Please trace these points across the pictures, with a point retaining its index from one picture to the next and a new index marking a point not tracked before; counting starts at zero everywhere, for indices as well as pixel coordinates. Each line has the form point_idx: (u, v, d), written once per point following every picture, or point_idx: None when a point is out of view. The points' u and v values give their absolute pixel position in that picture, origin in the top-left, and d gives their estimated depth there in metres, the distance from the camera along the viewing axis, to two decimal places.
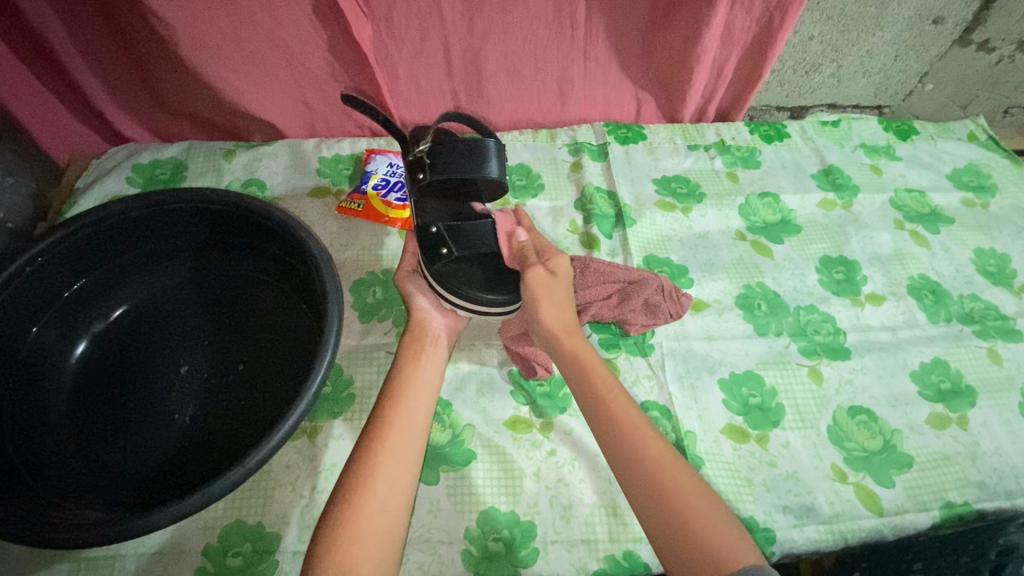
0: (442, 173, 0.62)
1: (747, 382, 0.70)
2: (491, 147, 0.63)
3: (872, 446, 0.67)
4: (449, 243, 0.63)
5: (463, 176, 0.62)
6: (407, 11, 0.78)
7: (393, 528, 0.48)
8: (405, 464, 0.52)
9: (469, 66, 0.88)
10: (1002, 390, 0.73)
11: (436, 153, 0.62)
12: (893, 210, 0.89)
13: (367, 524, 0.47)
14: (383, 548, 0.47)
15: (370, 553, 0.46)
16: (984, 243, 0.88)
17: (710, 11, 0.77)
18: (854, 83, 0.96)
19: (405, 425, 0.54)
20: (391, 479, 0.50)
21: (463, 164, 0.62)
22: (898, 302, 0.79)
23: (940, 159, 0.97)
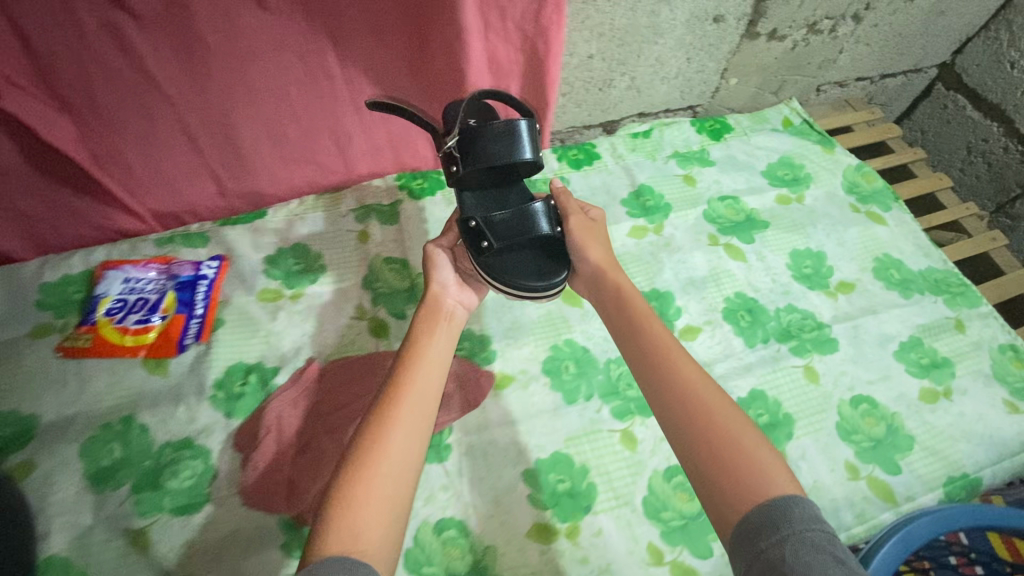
0: (477, 165, 0.63)
1: (557, 467, 0.64)
2: (524, 130, 0.63)
3: (689, 511, 0.62)
4: (489, 236, 0.62)
5: (506, 160, 0.63)
6: (112, 93, 0.64)
7: (404, 497, 0.42)
8: (416, 433, 0.45)
9: (218, 136, 0.74)
10: (819, 411, 0.70)
11: (472, 143, 0.63)
12: (706, 224, 0.85)
13: (377, 486, 0.41)
14: (391, 519, 0.41)
15: (377, 523, 0.40)
16: (799, 243, 0.85)
17: (466, 41, 0.68)
18: (656, 90, 0.90)
19: (418, 388, 0.48)
20: (404, 441, 0.44)
21: (503, 148, 0.63)
22: (714, 331, 0.75)
23: (754, 155, 0.94)
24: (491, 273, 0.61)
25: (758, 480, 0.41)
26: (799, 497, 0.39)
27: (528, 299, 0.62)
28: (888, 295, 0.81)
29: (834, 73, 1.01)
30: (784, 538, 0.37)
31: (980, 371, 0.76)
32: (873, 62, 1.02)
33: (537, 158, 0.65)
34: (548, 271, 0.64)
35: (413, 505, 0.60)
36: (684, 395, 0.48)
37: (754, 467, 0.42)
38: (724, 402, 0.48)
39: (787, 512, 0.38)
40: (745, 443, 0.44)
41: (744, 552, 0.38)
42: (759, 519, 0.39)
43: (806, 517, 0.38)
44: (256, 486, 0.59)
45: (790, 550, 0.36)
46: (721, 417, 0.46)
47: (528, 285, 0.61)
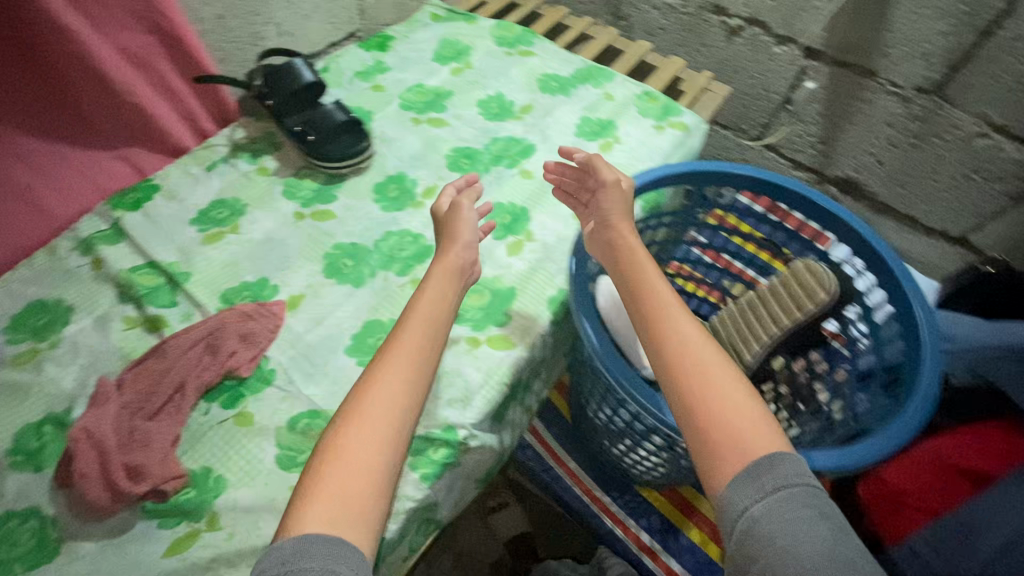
0: (282, 95, 0.86)
1: (371, 332, 0.72)
2: (301, 65, 0.87)
3: (485, 302, 0.76)
4: (311, 132, 0.86)
5: (294, 86, 0.86)
6: None
7: (388, 439, 0.54)
8: (402, 388, 0.57)
9: None
10: (542, 194, 0.88)
11: (270, 85, 0.86)
12: (405, 112, 0.98)
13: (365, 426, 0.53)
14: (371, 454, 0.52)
15: (359, 453, 0.52)
16: (481, 94, 1.02)
17: (76, 36, 0.71)
18: (307, 29, 1.00)
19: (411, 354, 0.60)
20: (389, 392, 0.56)
21: (289, 80, 0.86)
22: (447, 182, 0.88)
23: (420, 49, 1.10)
24: (323, 155, 0.86)
25: (733, 417, 0.51)
26: (790, 455, 0.49)
27: (349, 159, 0.86)
28: (556, 100, 1.02)
29: None
30: (776, 490, 0.46)
31: (633, 117, 1.00)
32: None
33: (318, 78, 0.88)
34: (358, 140, 0.88)
35: (262, 425, 0.65)
36: (676, 339, 0.57)
37: (726, 410, 0.52)
38: (709, 342, 0.57)
39: (775, 468, 0.48)
40: (717, 377, 0.54)
41: (740, 495, 0.47)
42: (756, 469, 0.48)
43: (796, 476, 0.47)
44: (106, 489, 0.58)
45: (778, 504, 0.45)
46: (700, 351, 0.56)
47: (347, 150, 0.86)
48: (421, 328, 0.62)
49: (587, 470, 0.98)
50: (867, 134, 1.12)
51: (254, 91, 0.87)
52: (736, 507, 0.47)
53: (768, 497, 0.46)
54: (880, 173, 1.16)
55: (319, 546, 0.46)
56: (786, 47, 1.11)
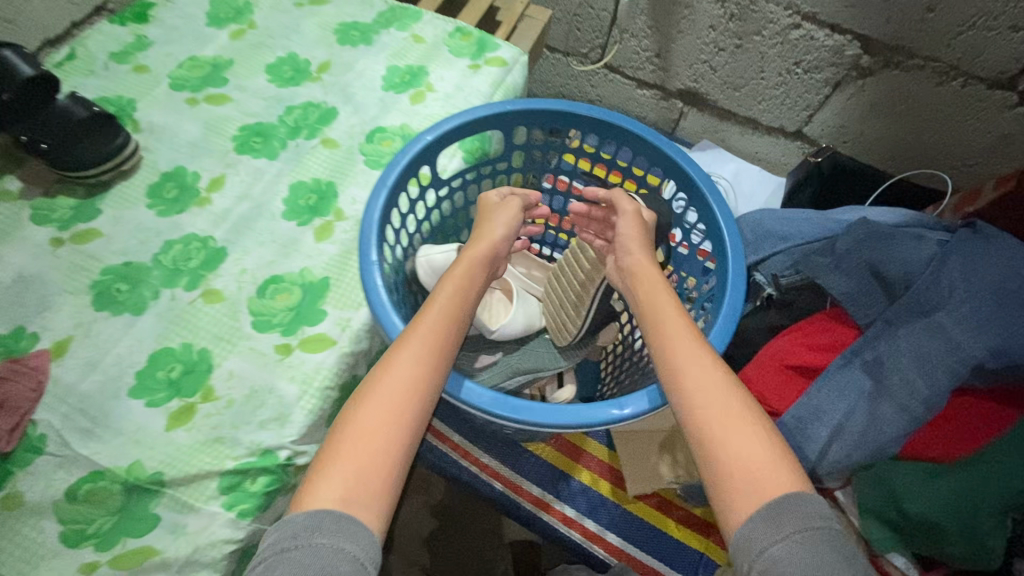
0: None
1: (160, 364, 0.63)
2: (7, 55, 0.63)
3: (294, 301, 0.68)
4: (45, 141, 0.68)
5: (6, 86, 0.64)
6: None
7: (402, 413, 0.49)
8: (423, 364, 0.52)
9: None
10: (349, 164, 0.78)
11: None
12: (178, 94, 0.83)
13: (380, 398, 0.49)
14: (384, 428, 0.48)
15: (374, 425, 0.48)
16: (269, 57, 0.88)
17: None
18: (24, 7, 0.81)
19: (435, 331, 0.55)
20: (407, 369, 0.51)
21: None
22: (237, 170, 0.77)
23: (188, 13, 0.92)
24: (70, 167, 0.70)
25: (745, 458, 0.47)
26: (807, 496, 0.45)
27: (107, 169, 0.72)
28: (358, 51, 0.90)
29: None
30: (798, 529, 0.42)
31: (445, 59, 0.90)
32: None
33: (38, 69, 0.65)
34: (114, 144, 0.72)
35: (36, 504, 0.55)
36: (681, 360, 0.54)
37: (730, 437, 0.48)
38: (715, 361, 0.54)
39: (793, 505, 0.44)
40: (732, 408, 0.50)
41: (756, 533, 0.44)
42: (773, 508, 0.44)
43: (817, 514, 0.43)
44: None
45: (797, 550, 0.41)
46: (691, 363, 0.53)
47: (104, 159, 0.72)
48: (452, 306, 0.58)
49: (471, 439, 0.96)
50: (696, 40, 1.09)
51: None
52: (753, 546, 0.43)
53: (787, 539, 0.42)
54: (716, 79, 1.14)
55: (329, 525, 0.42)
56: None
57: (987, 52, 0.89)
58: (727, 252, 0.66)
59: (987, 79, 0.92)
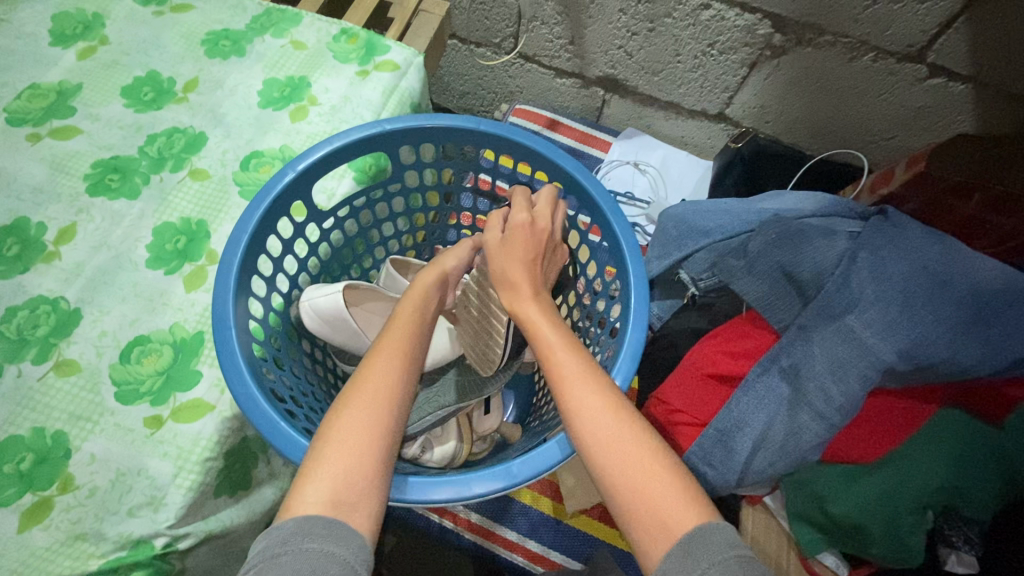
0: None
1: (6, 456, 0.55)
2: None
3: (165, 363, 0.61)
4: None
5: None
6: None
7: (385, 413, 0.46)
8: (398, 365, 0.50)
9: None
10: (223, 198, 0.71)
11: None
12: (16, 129, 0.73)
13: (360, 399, 0.46)
14: (367, 428, 0.45)
15: (356, 428, 0.44)
16: (125, 78, 0.78)
17: None
18: None
19: (406, 336, 0.53)
20: (381, 370, 0.49)
21: None
22: (92, 215, 0.68)
23: (25, 31, 0.81)
24: None
25: (649, 493, 0.42)
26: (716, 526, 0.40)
27: None
28: (229, 64, 0.81)
29: None
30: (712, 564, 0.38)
31: (329, 66, 0.82)
32: None
33: None
34: None
35: None
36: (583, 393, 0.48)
37: (631, 470, 0.43)
38: (607, 388, 0.48)
39: (707, 537, 0.40)
40: (630, 444, 0.44)
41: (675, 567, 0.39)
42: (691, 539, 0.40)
43: (731, 543, 0.39)
44: None
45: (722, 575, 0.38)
46: (590, 393, 0.47)
47: None
48: (419, 308, 0.58)
49: None
50: (608, 26, 1.03)
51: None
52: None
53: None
54: (633, 64, 1.09)
55: (320, 530, 0.40)
56: None
57: (895, 26, 0.86)
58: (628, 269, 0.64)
59: (897, 53, 0.90)
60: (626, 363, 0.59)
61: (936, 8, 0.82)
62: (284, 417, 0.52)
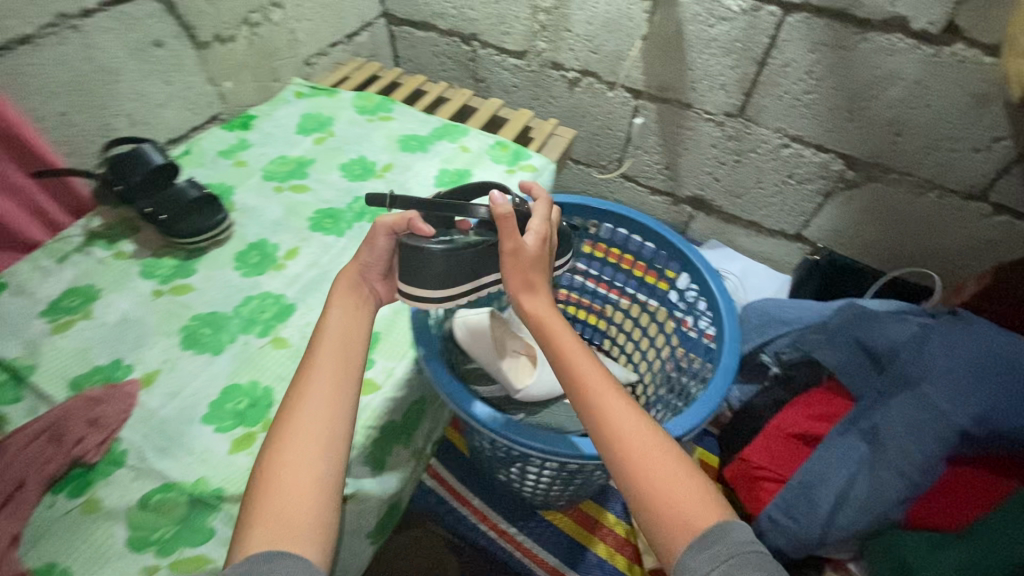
0: (132, 178, 0.87)
1: (230, 397, 0.73)
2: (146, 148, 0.89)
3: None
4: (162, 211, 0.88)
5: (143, 170, 0.87)
6: None
7: (314, 462, 0.53)
8: (326, 414, 0.56)
9: None
10: None
11: (117, 171, 0.87)
12: (268, 183, 1.03)
13: (290, 458, 0.53)
14: (303, 481, 0.52)
15: (287, 484, 0.52)
16: (344, 160, 1.09)
17: None
18: (163, 116, 1.04)
19: (334, 375, 0.59)
20: (310, 421, 0.55)
21: (135, 165, 0.87)
22: (310, 243, 0.93)
23: (283, 125, 1.15)
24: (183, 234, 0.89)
25: (653, 498, 0.51)
26: (731, 523, 0.48)
27: (209, 234, 0.90)
28: (415, 157, 1.10)
29: (307, 48, 1.28)
30: (731, 557, 0.45)
31: (486, 164, 1.09)
32: (328, 30, 1.32)
33: (167, 160, 0.90)
34: (212, 216, 0.91)
35: (112, 510, 0.63)
36: (607, 404, 0.56)
37: (660, 473, 0.51)
38: (627, 397, 0.57)
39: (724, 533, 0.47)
40: (629, 453, 0.53)
41: (696, 560, 0.46)
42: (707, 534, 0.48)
43: (745, 538, 0.47)
44: None
45: (742, 562, 0.45)
46: (613, 400, 0.56)
47: (206, 225, 0.90)
48: (343, 339, 0.63)
49: (489, 504, 0.99)
50: (700, 157, 1.27)
51: (101, 178, 0.88)
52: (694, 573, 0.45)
53: (733, 559, 0.45)
54: (719, 189, 1.31)
55: (272, 558, 0.46)
56: (616, 91, 1.26)
57: (956, 168, 1.02)
58: (722, 307, 0.81)
59: (960, 192, 1.05)
60: (722, 376, 0.73)
61: (991, 156, 0.98)
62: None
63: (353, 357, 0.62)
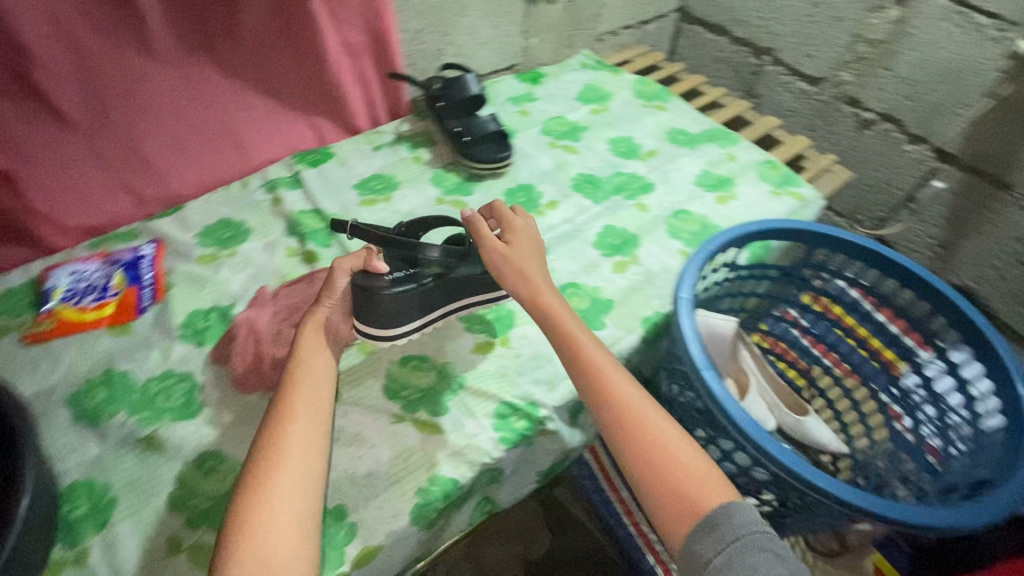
0: (452, 99, 1.01)
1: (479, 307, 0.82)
2: (469, 77, 1.02)
3: (584, 306, 0.83)
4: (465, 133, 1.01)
5: (462, 95, 1.01)
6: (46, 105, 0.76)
7: (296, 509, 0.53)
8: (298, 479, 0.55)
9: (129, 150, 0.86)
10: (655, 227, 0.95)
11: (443, 91, 1.02)
12: (544, 136, 1.11)
13: (274, 503, 0.52)
14: (286, 528, 0.51)
15: (268, 526, 0.51)
16: (613, 135, 1.13)
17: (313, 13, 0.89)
18: (479, 55, 1.17)
19: (291, 452, 0.56)
20: (285, 478, 0.54)
21: (457, 89, 1.01)
22: (569, 200, 0.99)
23: (566, 88, 1.23)
24: (471, 155, 1.00)
25: (673, 476, 0.57)
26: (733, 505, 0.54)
27: (490, 164, 0.99)
28: (682, 152, 1.10)
29: (605, 25, 1.35)
30: (734, 540, 0.52)
31: (752, 179, 1.06)
32: (629, 13, 1.37)
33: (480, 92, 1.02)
34: (499, 149, 1.01)
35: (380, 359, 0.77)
36: (613, 395, 0.62)
37: (673, 461, 0.58)
38: (635, 386, 0.63)
39: (727, 519, 0.53)
40: (632, 431, 0.60)
41: (701, 545, 0.53)
42: (704, 523, 0.54)
43: (746, 522, 0.53)
44: (253, 369, 0.72)
45: (737, 550, 0.51)
46: (619, 388, 0.62)
47: (491, 155, 1.00)
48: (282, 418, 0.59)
49: None
50: (992, 246, 1.10)
51: (429, 93, 1.04)
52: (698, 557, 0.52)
53: (733, 540, 0.52)
54: (1001, 289, 1.12)
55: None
56: (916, 146, 1.14)
57: None
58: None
59: None
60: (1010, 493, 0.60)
61: None
62: (707, 366, 0.65)
63: (303, 428, 0.58)
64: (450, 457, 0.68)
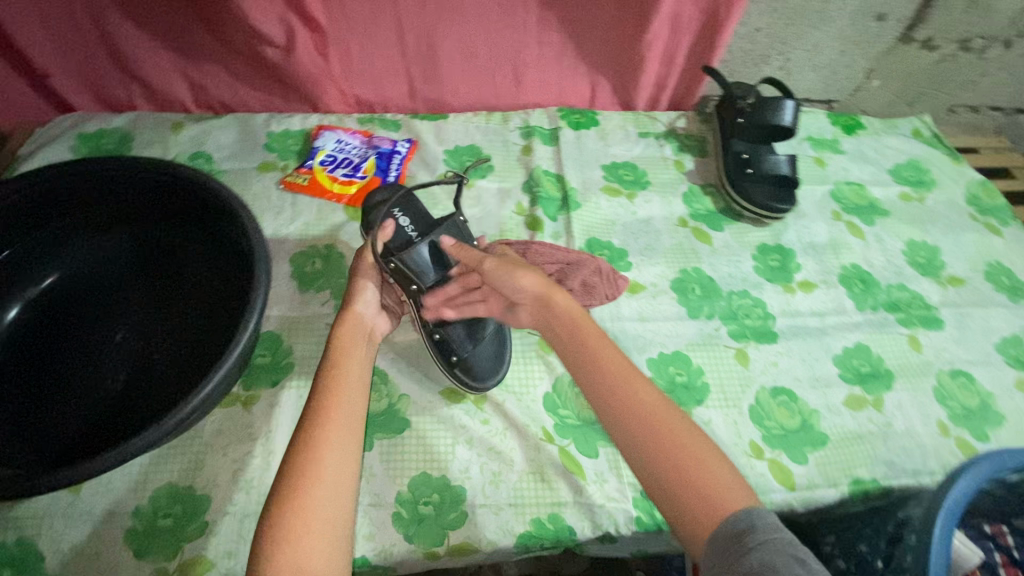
0: (756, 121, 0.84)
1: (675, 362, 0.73)
2: (790, 104, 0.83)
3: (790, 425, 0.70)
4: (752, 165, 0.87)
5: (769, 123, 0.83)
6: None
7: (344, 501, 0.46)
8: (347, 459, 0.48)
9: (423, 48, 0.84)
10: (919, 375, 0.76)
11: (750, 107, 0.84)
12: (831, 201, 0.92)
13: (322, 489, 0.45)
14: (332, 527, 0.44)
15: (317, 518, 0.44)
16: (916, 236, 0.90)
17: None
18: (803, 77, 0.99)
19: (343, 416, 0.50)
20: (336, 454, 0.48)
21: (768, 113, 0.83)
22: (828, 290, 0.82)
23: (883, 154, 1.00)
24: (745, 193, 0.85)
25: (703, 485, 0.45)
26: (755, 507, 0.42)
27: (761, 212, 0.85)
28: (997, 297, 0.85)
29: (972, 96, 1.06)
30: (757, 546, 0.40)
31: None
32: (1012, 92, 1.06)
33: (793, 125, 0.84)
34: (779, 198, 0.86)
35: (553, 364, 0.71)
36: (640, 405, 0.50)
37: (697, 459, 0.46)
38: (647, 384, 0.51)
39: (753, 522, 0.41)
40: (647, 414, 0.49)
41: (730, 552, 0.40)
42: (728, 531, 0.41)
43: (770, 526, 0.41)
44: None
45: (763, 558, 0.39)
46: (638, 386, 0.51)
47: (768, 202, 0.84)
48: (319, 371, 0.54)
49: None
50: None
51: (733, 99, 0.87)
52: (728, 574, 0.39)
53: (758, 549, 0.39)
54: None
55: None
56: None
57: None
58: None
59: None
60: None
61: None
62: None
63: (352, 409, 0.52)
64: (578, 502, 0.63)
